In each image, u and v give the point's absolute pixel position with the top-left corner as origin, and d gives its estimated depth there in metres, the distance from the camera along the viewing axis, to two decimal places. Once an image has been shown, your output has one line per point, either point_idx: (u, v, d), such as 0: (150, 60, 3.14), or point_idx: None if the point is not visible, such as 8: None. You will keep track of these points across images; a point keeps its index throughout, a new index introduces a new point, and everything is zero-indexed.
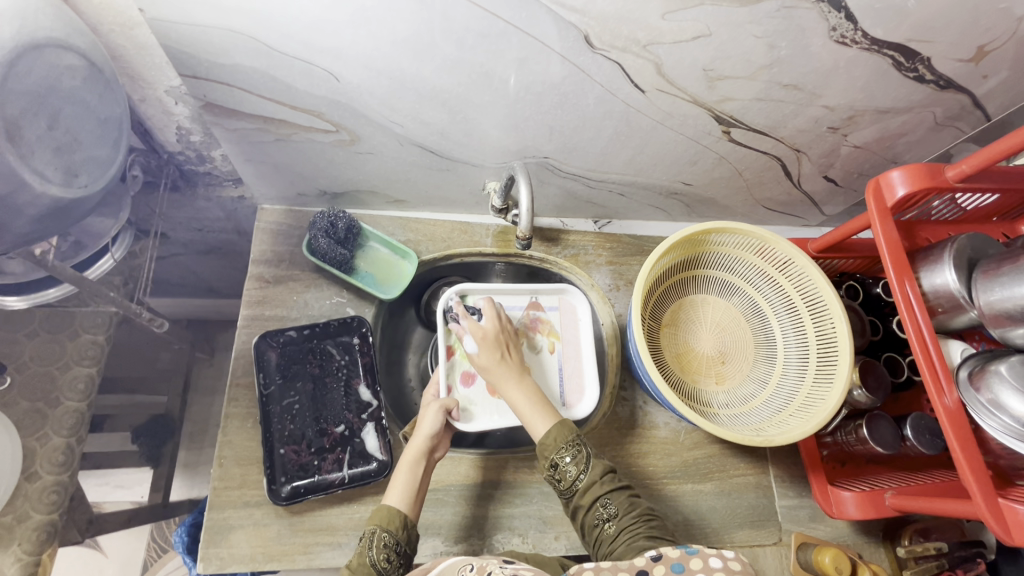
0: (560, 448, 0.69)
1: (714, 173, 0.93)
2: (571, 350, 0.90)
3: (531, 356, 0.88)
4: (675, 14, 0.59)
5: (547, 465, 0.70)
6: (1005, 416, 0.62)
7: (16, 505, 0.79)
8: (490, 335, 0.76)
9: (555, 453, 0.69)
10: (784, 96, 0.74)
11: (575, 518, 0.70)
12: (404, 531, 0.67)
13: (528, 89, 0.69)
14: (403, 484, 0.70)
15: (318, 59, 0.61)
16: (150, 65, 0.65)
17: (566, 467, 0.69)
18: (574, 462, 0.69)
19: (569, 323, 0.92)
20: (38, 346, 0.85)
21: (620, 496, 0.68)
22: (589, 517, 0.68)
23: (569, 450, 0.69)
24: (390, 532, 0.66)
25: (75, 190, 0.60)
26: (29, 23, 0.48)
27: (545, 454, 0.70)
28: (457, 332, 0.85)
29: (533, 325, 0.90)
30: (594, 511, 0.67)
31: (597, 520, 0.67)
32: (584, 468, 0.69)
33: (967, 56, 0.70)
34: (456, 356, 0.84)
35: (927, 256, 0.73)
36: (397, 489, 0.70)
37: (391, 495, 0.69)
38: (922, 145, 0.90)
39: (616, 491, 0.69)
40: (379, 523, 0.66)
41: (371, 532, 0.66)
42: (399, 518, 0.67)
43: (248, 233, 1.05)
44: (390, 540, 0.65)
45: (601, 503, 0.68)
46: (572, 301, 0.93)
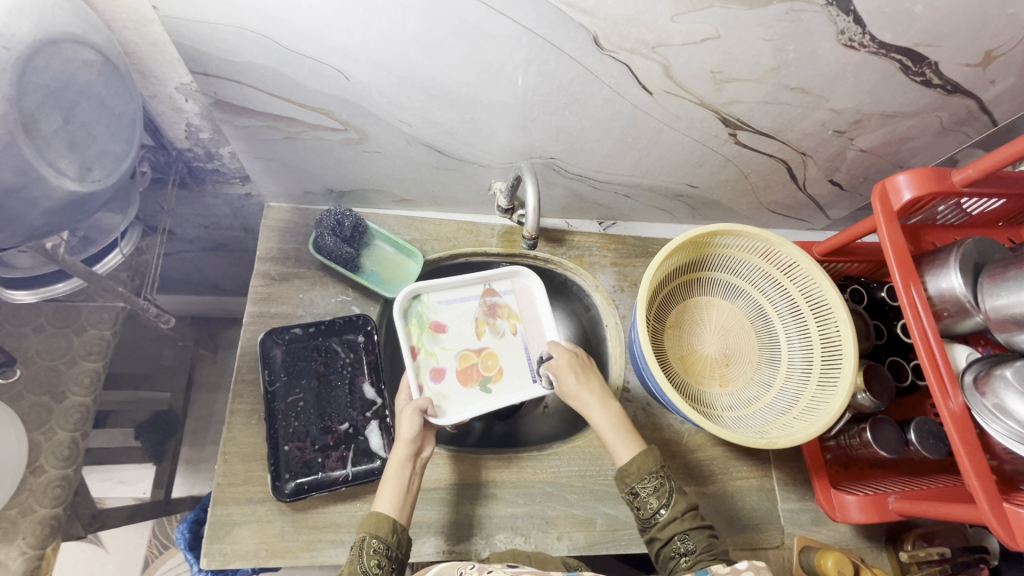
0: (642, 478, 0.69)
1: (720, 176, 0.93)
2: (531, 328, 0.90)
3: (494, 341, 0.88)
4: (684, 16, 0.59)
5: (628, 493, 0.70)
6: (1009, 421, 0.62)
7: (20, 498, 0.79)
8: (565, 367, 0.78)
9: (636, 482, 0.70)
10: (792, 99, 0.74)
11: (651, 547, 0.69)
12: (395, 535, 0.67)
13: (536, 89, 0.69)
14: (392, 489, 0.70)
15: (329, 58, 0.61)
16: (162, 61, 0.65)
17: (646, 496, 0.69)
18: (654, 493, 0.69)
19: (525, 303, 0.92)
20: (44, 340, 0.85)
21: (700, 533, 0.67)
22: (665, 549, 0.67)
23: (651, 481, 0.69)
24: (380, 538, 0.66)
25: (88, 184, 0.60)
26: (46, 18, 0.48)
27: (628, 482, 0.70)
28: (416, 333, 0.85)
29: (492, 309, 0.90)
30: (672, 544, 0.66)
31: (675, 553, 0.66)
32: (665, 501, 0.68)
33: (975, 61, 0.70)
34: (422, 356, 0.84)
35: (933, 261, 0.73)
36: (386, 494, 0.70)
37: (381, 500, 0.69)
38: (927, 150, 0.91)
39: (696, 528, 0.67)
40: (368, 530, 0.66)
41: (363, 539, 0.65)
42: (388, 524, 0.67)
43: (254, 230, 1.05)
44: (381, 546, 0.65)
45: (679, 537, 0.67)
46: (526, 283, 0.93)
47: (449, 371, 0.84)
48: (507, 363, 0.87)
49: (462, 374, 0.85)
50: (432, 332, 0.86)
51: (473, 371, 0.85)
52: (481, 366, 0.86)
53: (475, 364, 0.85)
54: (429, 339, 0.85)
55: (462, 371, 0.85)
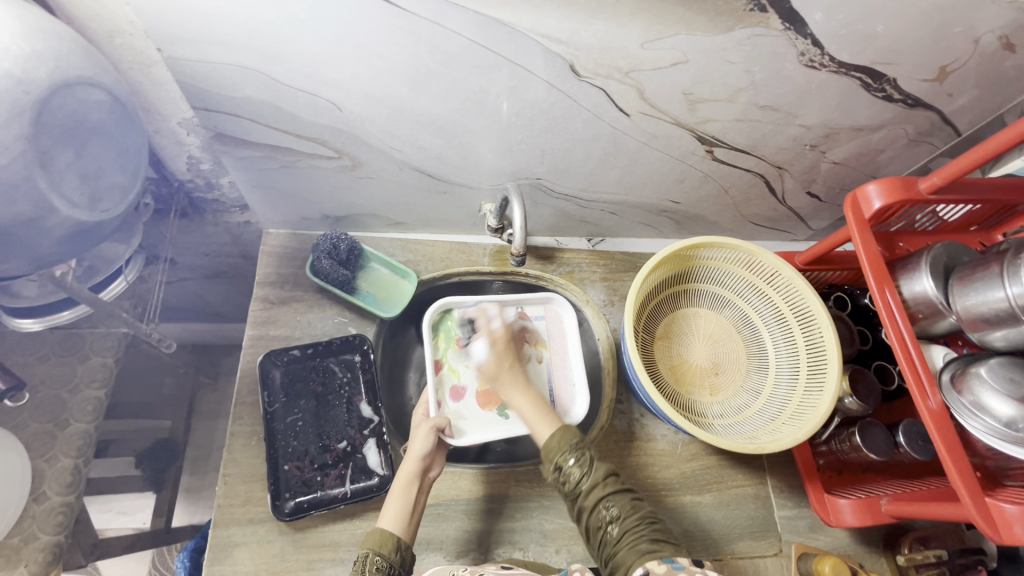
0: (562, 450, 0.71)
1: (701, 191, 0.97)
2: (558, 358, 0.92)
3: (519, 366, 0.90)
4: (653, 43, 0.63)
5: (550, 469, 0.71)
6: (987, 417, 0.63)
7: (24, 526, 0.80)
8: (497, 345, 0.83)
9: (558, 456, 0.71)
10: (762, 117, 0.78)
11: (580, 520, 0.70)
12: (398, 553, 0.67)
13: (519, 113, 0.73)
14: (397, 508, 0.70)
15: (322, 91, 0.65)
16: (166, 100, 0.69)
17: (569, 469, 0.70)
18: (576, 464, 0.70)
19: (555, 331, 0.94)
20: (48, 368, 0.87)
21: (624, 500, 0.68)
22: (592, 519, 0.68)
23: (572, 452, 0.71)
24: (382, 556, 0.66)
25: (98, 214, 0.63)
26: (62, 64, 0.52)
27: (550, 458, 0.72)
28: (443, 347, 0.88)
29: (522, 334, 0.92)
30: (598, 512, 0.67)
31: (602, 523, 0.67)
32: (586, 471, 0.70)
33: (931, 76, 0.74)
34: (445, 371, 0.87)
35: (906, 265, 0.76)
36: (390, 511, 0.70)
37: (386, 519, 0.70)
38: (898, 161, 0.95)
39: (619, 494, 0.69)
40: (372, 546, 0.66)
41: (365, 556, 0.65)
42: (391, 541, 0.67)
43: (254, 257, 1.08)
44: (382, 564, 0.65)
45: (605, 504, 0.68)
46: (559, 312, 0.95)
47: (470, 390, 0.87)
48: (526, 391, 0.88)
49: (482, 395, 0.87)
50: (457, 348, 0.89)
51: (493, 394, 0.87)
52: (500, 390, 0.88)
53: (497, 387, 0.87)
54: (454, 355, 0.88)
55: (484, 393, 0.87)
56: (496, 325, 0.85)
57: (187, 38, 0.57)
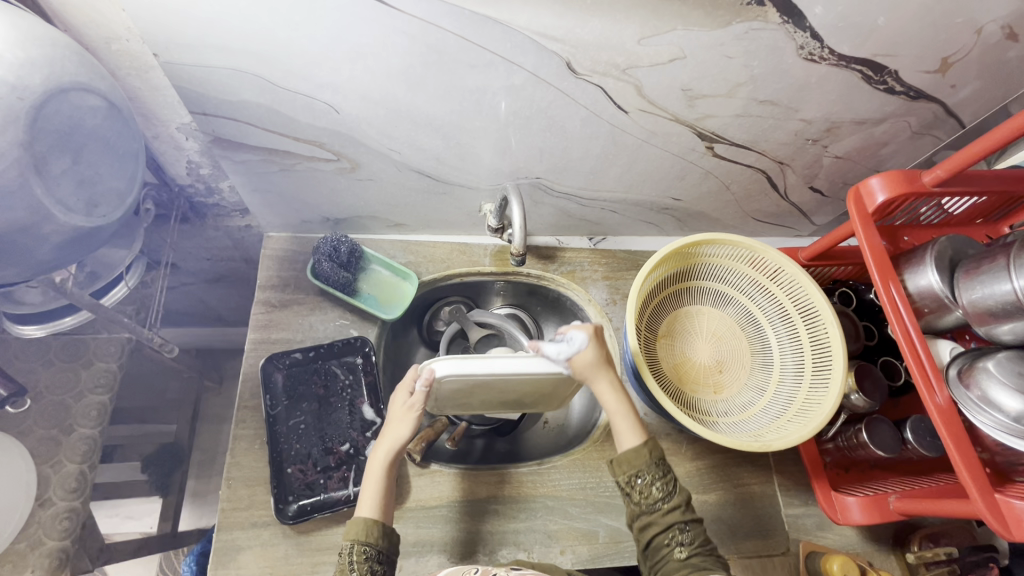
0: (646, 464, 0.70)
1: (702, 188, 0.96)
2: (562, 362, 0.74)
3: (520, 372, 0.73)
4: (650, 39, 0.62)
5: (626, 473, 0.71)
6: (996, 412, 0.62)
7: (29, 531, 0.80)
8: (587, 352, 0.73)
9: (640, 466, 0.70)
10: (763, 112, 0.77)
11: (640, 530, 0.70)
12: (384, 538, 0.67)
13: (517, 113, 0.73)
14: (373, 492, 0.70)
15: (319, 93, 0.65)
16: (164, 105, 0.70)
17: (649, 482, 0.70)
18: (658, 481, 0.70)
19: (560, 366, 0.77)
20: (53, 375, 0.88)
21: (695, 526, 0.69)
22: (661, 536, 0.68)
23: (656, 468, 0.70)
24: (369, 544, 0.65)
25: (97, 219, 0.63)
26: (56, 70, 0.52)
27: (627, 466, 0.71)
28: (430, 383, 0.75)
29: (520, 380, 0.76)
30: (671, 532, 0.68)
31: (670, 541, 0.67)
32: (668, 490, 0.70)
33: (933, 68, 0.73)
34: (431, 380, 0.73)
35: (910, 259, 0.75)
36: (368, 498, 0.69)
37: (363, 505, 0.69)
38: (901, 154, 0.94)
39: (693, 522, 0.69)
40: (355, 538, 0.65)
41: (352, 547, 0.65)
42: (376, 529, 0.67)
43: (255, 260, 1.09)
44: (371, 552, 0.65)
45: (679, 527, 0.68)
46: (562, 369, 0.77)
47: None
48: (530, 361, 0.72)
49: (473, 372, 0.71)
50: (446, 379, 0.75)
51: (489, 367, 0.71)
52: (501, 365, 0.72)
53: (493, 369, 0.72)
54: None
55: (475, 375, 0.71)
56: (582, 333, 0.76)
57: (182, 42, 0.57)
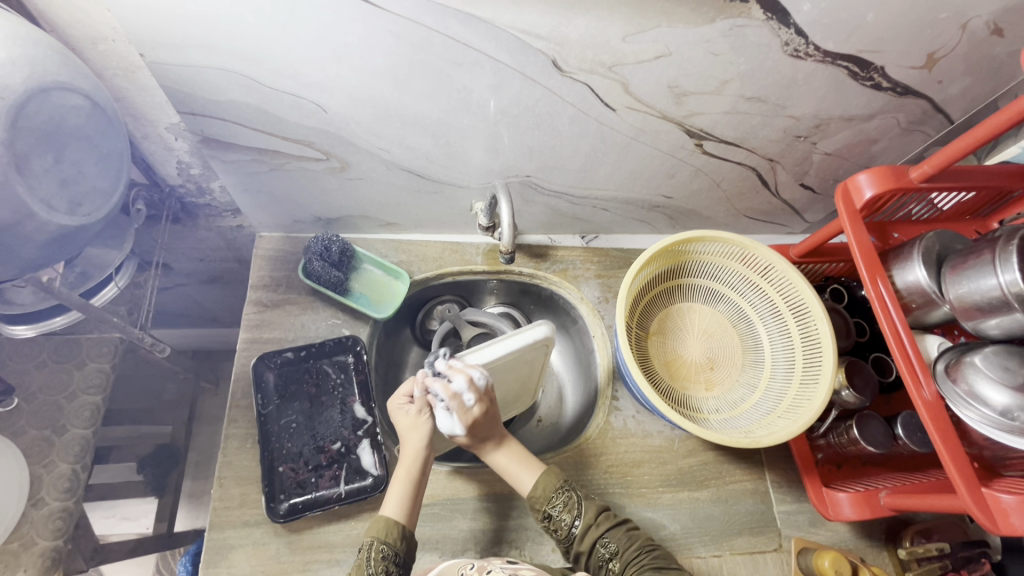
0: (549, 498, 0.74)
1: (693, 185, 0.97)
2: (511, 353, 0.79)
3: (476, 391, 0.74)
4: (636, 36, 0.63)
5: (540, 518, 0.74)
6: (983, 407, 0.62)
7: (22, 531, 0.80)
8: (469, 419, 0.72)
9: (546, 504, 0.74)
10: (750, 108, 0.78)
11: (577, 561, 0.74)
12: (404, 540, 0.68)
13: (505, 111, 0.73)
14: (399, 495, 0.71)
15: (306, 93, 0.66)
16: (152, 105, 0.70)
17: (558, 515, 0.73)
18: (565, 509, 0.74)
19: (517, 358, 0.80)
20: (46, 375, 0.88)
21: (619, 533, 0.73)
22: (591, 559, 0.72)
23: (558, 497, 0.74)
24: (387, 544, 0.66)
25: (79, 218, 0.64)
26: (39, 69, 0.53)
27: (538, 507, 0.74)
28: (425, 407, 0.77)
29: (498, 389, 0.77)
30: (596, 552, 0.72)
31: (602, 561, 0.71)
32: (575, 514, 0.74)
33: (919, 64, 0.73)
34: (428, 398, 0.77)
35: (898, 255, 0.76)
36: (392, 499, 0.71)
37: (388, 505, 0.70)
38: (892, 150, 0.94)
39: (613, 528, 0.74)
40: (376, 535, 0.67)
41: (370, 544, 0.66)
42: (396, 530, 0.68)
43: (248, 261, 1.09)
44: (388, 552, 0.66)
45: (601, 542, 0.72)
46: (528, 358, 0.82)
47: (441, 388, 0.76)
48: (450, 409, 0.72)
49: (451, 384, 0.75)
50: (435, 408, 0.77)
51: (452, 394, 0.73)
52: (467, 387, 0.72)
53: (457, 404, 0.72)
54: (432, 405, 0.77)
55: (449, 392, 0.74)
56: (472, 398, 0.72)
57: (167, 42, 0.57)
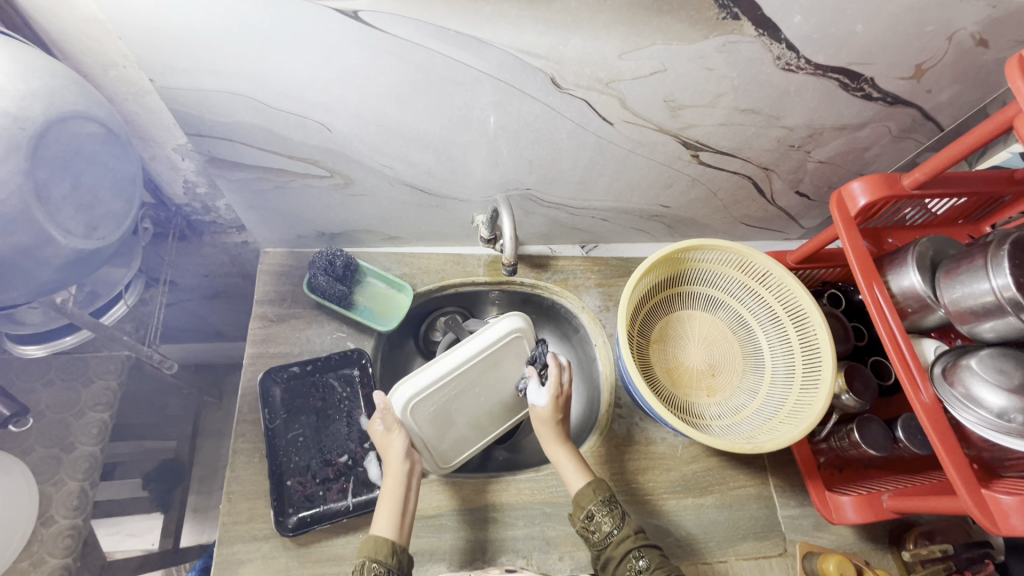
0: (596, 500, 0.74)
1: (690, 195, 0.98)
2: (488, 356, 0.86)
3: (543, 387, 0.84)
4: (631, 54, 0.64)
5: (581, 516, 0.74)
6: (980, 409, 0.63)
7: (31, 550, 0.81)
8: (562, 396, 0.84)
9: (591, 504, 0.74)
10: (744, 120, 0.79)
11: (606, 571, 0.71)
12: (394, 557, 0.68)
13: (505, 127, 0.75)
14: (390, 511, 0.72)
15: (311, 113, 0.67)
16: (160, 127, 0.72)
17: (600, 518, 0.73)
18: (608, 516, 0.73)
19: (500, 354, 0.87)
20: (54, 394, 0.89)
21: (653, 552, 0.70)
22: (620, 569, 0.69)
23: (605, 503, 0.74)
24: (379, 561, 0.66)
25: (94, 241, 0.65)
26: (57, 99, 0.54)
27: (582, 505, 0.74)
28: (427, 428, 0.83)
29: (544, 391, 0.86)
30: (627, 562, 0.69)
31: (631, 572, 0.68)
32: (618, 522, 0.72)
33: (908, 74, 0.75)
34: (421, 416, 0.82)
35: (893, 261, 0.77)
36: (382, 517, 0.71)
37: (379, 525, 0.71)
38: (884, 157, 0.96)
39: (649, 547, 0.71)
40: (368, 554, 0.67)
41: (363, 563, 0.66)
42: (386, 547, 0.68)
43: (252, 275, 1.11)
44: (380, 569, 0.66)
45: (633, 555, 0.69)
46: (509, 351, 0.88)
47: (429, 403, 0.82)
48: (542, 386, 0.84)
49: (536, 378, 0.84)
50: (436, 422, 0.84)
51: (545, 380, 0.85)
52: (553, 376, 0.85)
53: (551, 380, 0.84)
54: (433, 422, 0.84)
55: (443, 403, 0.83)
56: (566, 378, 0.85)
57: (176, 67, 0.59)
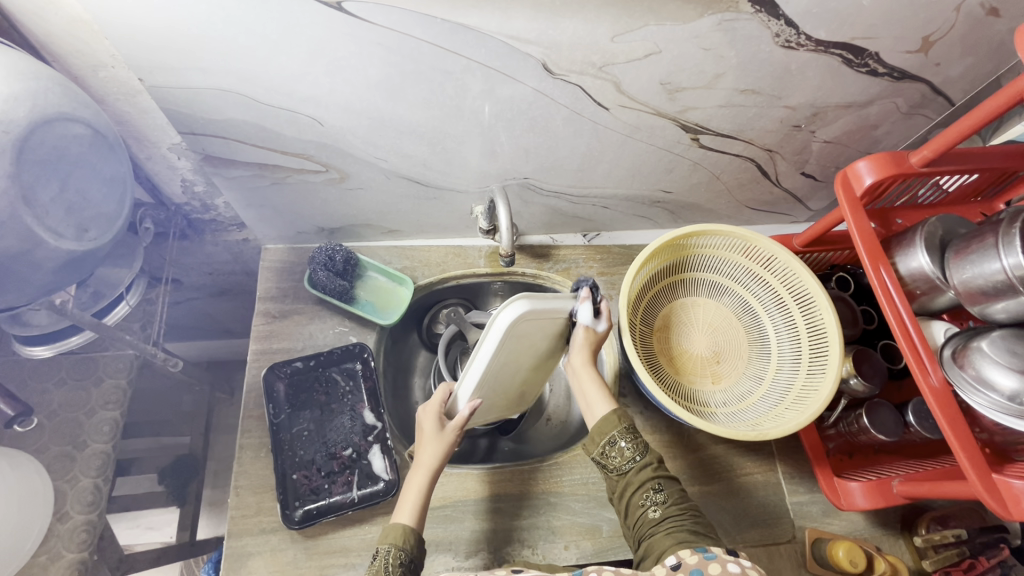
0: (619, 428, 0.70)
1: (692, 179, 0.96)
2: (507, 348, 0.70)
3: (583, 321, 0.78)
4: (624, 36, 0.63)
5: (601, 442, 0.71)
6: (992, 393, 0.62)
7: (49, 545, 0.83)
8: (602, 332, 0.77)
9: (613, 431, 0.70)
10: (744, 101, 0.77)
11: (620, 495, 0.69)
12: (416, 548, 0.66)
13: (499, 115, 0.74)
14: (413, 501, 0.69)
15: (302, 107, 0.67)
16: (153, 127, 0.72)
17: (622, 446, 0.70)
18: (631, 443, 0.70)
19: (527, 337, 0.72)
20: (66, 393, 0.91)
21: (672, 486, 0.68)
22: (637, 497, 0.67)
23: (628, 433, 0.70)
24: (402, 550, 0.65)
25: (86, 243, 0.65)
26: (39, 101, 0.54)
27: (603, 433, 0.71)
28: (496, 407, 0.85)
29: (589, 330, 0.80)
30: (643, 493, 0.67)
31: (646, 502, 0.66)
32: (640, 451, 0.69)
33: (915, 47, 0.72)
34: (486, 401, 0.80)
35: (901, 242, 0.75)
36: (407, 505, 0.69)
37: (401, 512, 0.69)
38: (893, 135, 0.93)
39: (669, 480, 0.68)
40: (392, 541, 0.65)
41: (388, 550, 0.65)
42: (409, 535, 0.66)
43: (256, 272, 1.11)
44: (403, 557, 0.64)
45: (652, 486, 0.67)
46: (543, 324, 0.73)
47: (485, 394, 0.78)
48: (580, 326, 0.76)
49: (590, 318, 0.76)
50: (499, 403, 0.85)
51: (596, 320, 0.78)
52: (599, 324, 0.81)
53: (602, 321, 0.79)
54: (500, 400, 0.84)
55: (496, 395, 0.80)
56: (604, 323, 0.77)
57: (163, 65, 0.59)
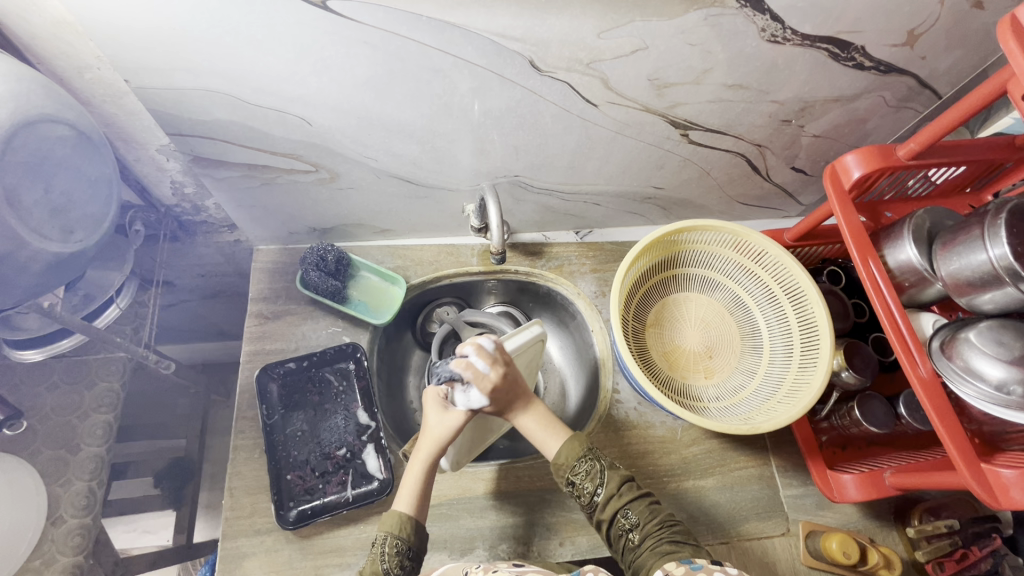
0: (572, 465, 0.71)
1: (683, 175, 0.97)
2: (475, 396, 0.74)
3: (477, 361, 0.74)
4: (610, 32, 0.63)
5: (564, 483, 0.72)
6: (980, 383, 0.62)
7: (43, 549, 0.83)
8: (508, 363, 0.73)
9: (568, 471, 0.72)
10: (732, 96, 0.78)
11: (599, 530, 0.71)
12: (415, 536, 0.67)
13: (488, 113, 0.74)
14: (411, 486, 0.70)
15: (289, 107, 0.67)
16: (141, 129, 0.72)
17: (581, 483, 0.71)
18: (587, 477, 0.71)
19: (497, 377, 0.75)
20: (57, 397, 0.91)
21: (640, 505, 0.70)
22: (613, 529, 0.69)
23: (580, 466, 0.71)
24: (400, 538, 0.66)
25: (72, 245, 0.65)
26: (23, 103, 0.54)
27: (562, 474, 0.72)
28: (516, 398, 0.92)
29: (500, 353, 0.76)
30: (617, 522, 0.69)
31: (622, 531, 0.68)
32: (599, 482, 0.71)
33: (900, 41, 0.73)
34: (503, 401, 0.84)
35: (889, 234, 0.76)
36: (405, 492, 0.70)
37: (400, 499, 0.70)
38: (882, 129, 0.93)
39: (635, 500, 0.70)
40: (390, 529, 0.66)
41: (386, 538, 0.66)
42: (408, 523, 0.67)
43: (249, 273, 1.11)
44: (402, 546, 0.66)
45: (622, 513, 0.69)
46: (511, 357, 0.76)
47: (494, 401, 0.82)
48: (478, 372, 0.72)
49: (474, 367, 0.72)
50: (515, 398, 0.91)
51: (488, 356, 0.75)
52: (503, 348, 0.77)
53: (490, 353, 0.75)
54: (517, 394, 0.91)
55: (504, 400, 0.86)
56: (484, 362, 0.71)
57: (148, 66, 0.59)
